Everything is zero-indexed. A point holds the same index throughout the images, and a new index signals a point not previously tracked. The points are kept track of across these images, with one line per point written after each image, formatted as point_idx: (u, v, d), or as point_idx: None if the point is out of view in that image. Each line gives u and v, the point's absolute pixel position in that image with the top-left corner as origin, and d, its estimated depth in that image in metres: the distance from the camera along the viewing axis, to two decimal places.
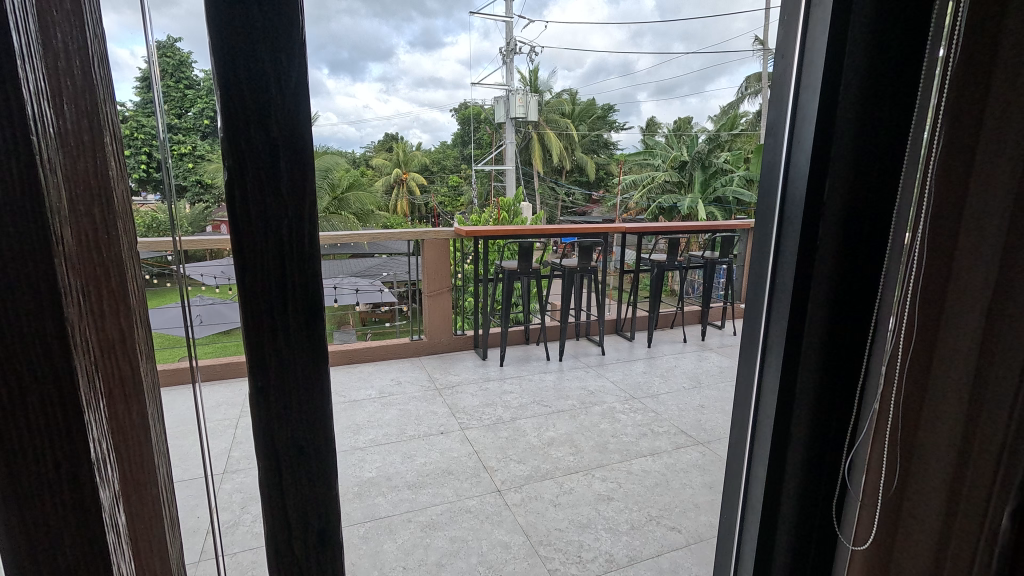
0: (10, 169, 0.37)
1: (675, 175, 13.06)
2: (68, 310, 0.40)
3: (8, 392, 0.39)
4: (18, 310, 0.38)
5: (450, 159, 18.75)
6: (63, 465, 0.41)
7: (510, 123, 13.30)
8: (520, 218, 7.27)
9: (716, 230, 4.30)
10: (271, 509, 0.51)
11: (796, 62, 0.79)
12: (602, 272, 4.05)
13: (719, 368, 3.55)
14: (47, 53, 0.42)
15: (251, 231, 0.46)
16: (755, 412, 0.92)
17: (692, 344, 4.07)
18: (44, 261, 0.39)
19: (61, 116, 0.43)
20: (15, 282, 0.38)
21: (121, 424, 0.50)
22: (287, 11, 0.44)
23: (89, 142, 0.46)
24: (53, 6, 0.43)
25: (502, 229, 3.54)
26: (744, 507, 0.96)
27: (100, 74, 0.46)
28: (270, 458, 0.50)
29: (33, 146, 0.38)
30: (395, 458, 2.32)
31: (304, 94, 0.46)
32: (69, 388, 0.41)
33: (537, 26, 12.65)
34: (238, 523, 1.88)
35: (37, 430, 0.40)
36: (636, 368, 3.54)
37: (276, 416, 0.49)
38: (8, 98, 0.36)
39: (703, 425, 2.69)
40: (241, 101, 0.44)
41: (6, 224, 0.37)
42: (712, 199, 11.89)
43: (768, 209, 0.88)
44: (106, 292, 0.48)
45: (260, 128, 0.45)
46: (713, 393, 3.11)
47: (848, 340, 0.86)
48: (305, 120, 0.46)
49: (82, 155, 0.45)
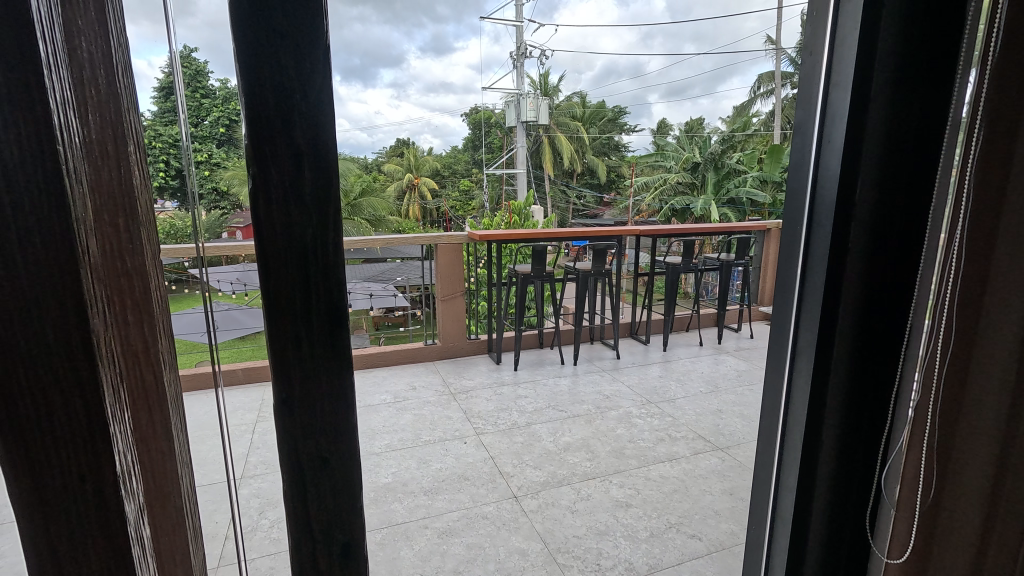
0: (34, 178, 0.36)
1: (688, 176, 12.76)
2: (94, 321, 0.40)
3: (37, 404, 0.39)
4: (44, 322, 0.37)
5: (461, 163, 18.63)
6: (85, 478, 0.41)
7: (521, 127, 13.31)
8: (531, 221, 7.27)
9: (731, 231, 4.25)
10: (295, 518, 0.50)
11: (826, 60, 0.76)
12: (616, 276, 4.02)
13: (736, 372, 3.50)
14: (72, 63, 0.41)
15: (273, 238, 0.45)
16: (785, 421, 0.89)
17: (708, 347, 4.02)
18: (71, 274, 0.38)
19: (85, 124, 0.42)
20: (39, 296, 0.37)
21: (144, 434, 0.50)
22: (311, 13, 0.44)
23: (113, 151, 0.46)
24: (77, 13, 0.42)
25: (515, 232, 3.54)
26: (773, 519, 0.93)
27: (122, 82, 0.46)
28: (294, 470, 0.49)
29: (59, 154, 0.37)
30: (411, 463, 2.32)
31: (327, 100, 0.45)
32: (95, 402, 0.40)
33: (547, 30, 12.68)
34: (255, 529, 1.88)
35: (64, 444, 0.40)
36: (651, 373, 3.50)
37: (301, 428, 0.48)
38: (35, 102, 0.35)
39: (721, 430, 2.65)
40: (265, 108, 0.43)
41: (31, 236, 0.36)
42: (725, 199, 11.59)
43: (796, 212, 0.86)
44: (128, 301, 0.47)
45: (284, 134, 0.44)
46: (730, 398, 3.07)
47: (880, 345, 0.83)
48: (328, 122, 0.46)
49: (106, 163, 0.45)
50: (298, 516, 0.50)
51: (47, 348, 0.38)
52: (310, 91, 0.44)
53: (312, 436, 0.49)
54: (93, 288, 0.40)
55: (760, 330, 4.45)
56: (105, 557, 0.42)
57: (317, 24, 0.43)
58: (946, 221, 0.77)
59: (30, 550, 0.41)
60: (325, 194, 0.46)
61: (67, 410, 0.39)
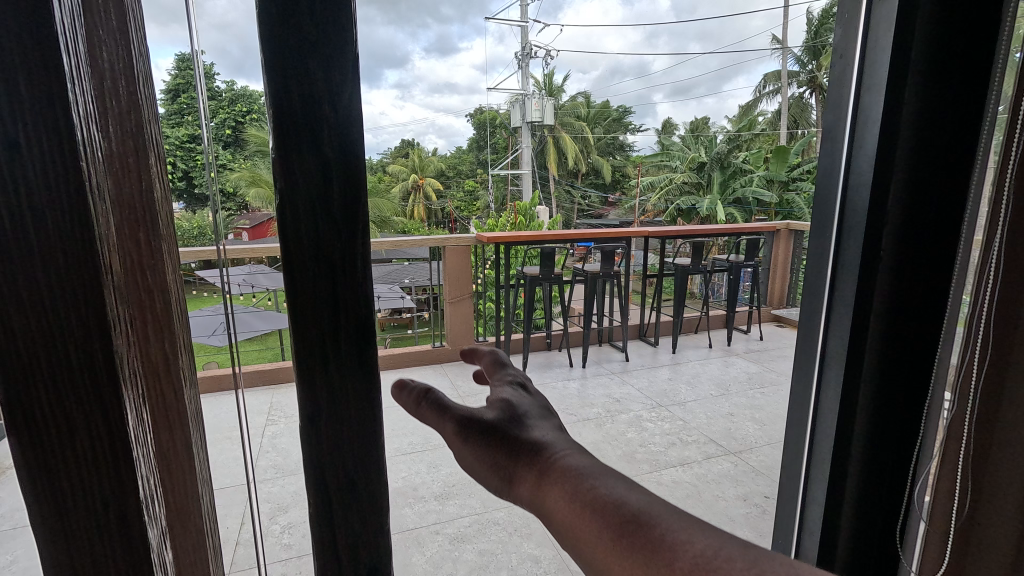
0: (63, 192, 0.35)
1: (693, 176, 12.91)
2: (118, 341, 0.39)
3: (59, 426, 0.38)
4: (70, 342, 0.36)
5: (466, 164, 18.37)
6: (109, 501, 0.40)
7: (526, 127, 13.31)
8: (537, 222, 7.24)
9: (741, 232, 4.22)
10: (320, 540, 0.49)
11: (859, 59, 0.77)
12: (625, 277, 4.00)
13: (746, 374, 3.46)
14: (94, 73, 0.40)
15: (296, 248, 0.43)
16: (814, 421, 0.89)
17: (717, 349, 3.99)
18: (97, 293, 0.37)
19: (109, 136, 0.41)
20: (65, 315, 0.36)
21: (166, 454, 0.48)
22: (338, 18, 0.42)
23: (135, 164, 0.44)
24: (100, 24, 0.41)
25: (524, 234, 3.53)
26: (801, 519, 0.93)
27: (144, 93, 0.45)
28: (317, 490, 0.48)
29: (82, 170, 0.36)
30: (421, 467, 2.31)
31: (355, 107, 0.44)
32: (118, 426, 0.39)
33: (553, 30, 12.69)
34: (267, 533, 1.88)
35: (91, 465, 0.39)
36: (661, 375, 3.47)
37: (328, 447, 0.47)
38: (59, 114, 0.34)
39: (732, 434, 2.62)
40: (291, 115, 0.42)
41: (56, 256, 0.36)
42: (731, 199, 11.42)
43: (827, 214, 0.86)
44: (151, 318, 0.46)
45: (310, 144, 0.42)
46: (741, 401, 3.03)
47: (912, 349, 0.81)
48: (355, 130, 0.44)
49: (129, 177, 0.44)
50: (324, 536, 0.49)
51: (71, 369, 0.37)
52: (339, 96, 0.43)
53: (338, 453, 0.47)
54: (117, 306, 0.39)
55: (771, 332, 4.40)
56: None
57: (344, 24, 0.42)
58: (983, 227, 0.76)
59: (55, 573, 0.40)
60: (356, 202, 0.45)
61: (94, 433, 0.38)
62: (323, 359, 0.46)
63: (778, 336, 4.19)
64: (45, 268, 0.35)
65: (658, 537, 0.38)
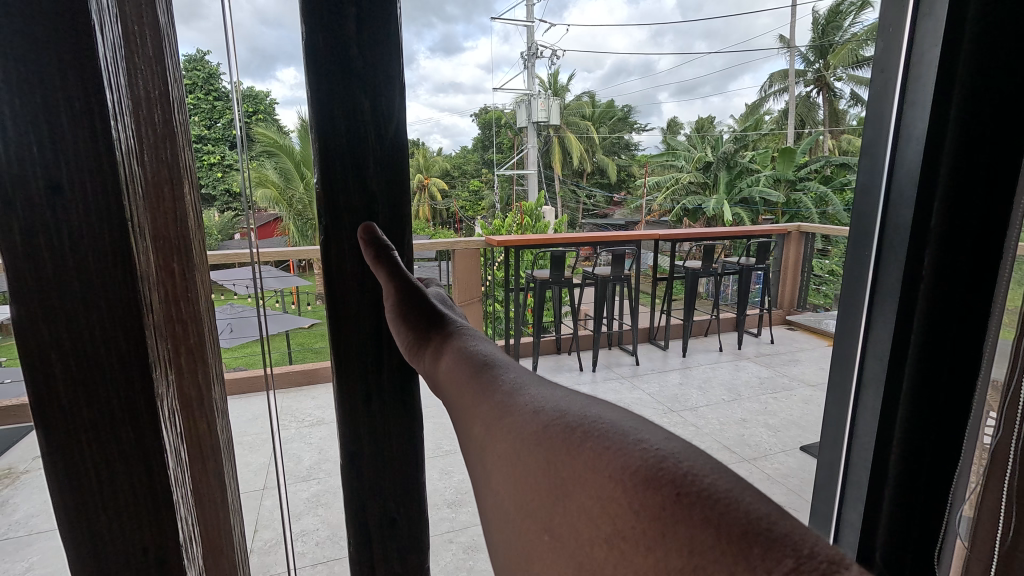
0: (102, 224, 0.34)
1: (700, 176, 12.90)
2: (159, 381, 0.38)
3: (93, 468, 0.36)
4: (111, 377, 0.35)
5: (471, 163, 18.07)
6: (150, 547, 0.38)
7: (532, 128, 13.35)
8: (543, 223, 7.18)
9: (751, 234, 4.18)
10: (352, 488, 0.63)
11: (901, 114, 1.06)
12: (635, 280, 3.97)
13: (759, 379, 3.43)
14: (132, 101, 0.39)
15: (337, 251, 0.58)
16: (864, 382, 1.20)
17: (728, 353, 3.96)
18: (136, 328, 0.36)
19: (144, 164, 0.40)
20: (104, 351, 0.35)
21: (202, 489, 0.47)
22: (381, 74, 0.56)
23: (169, 193, 0.43)
24: (137, 49, 0.40)
25: (534, 238, 3.51)
26: (851, 458, 1.24)
27: (178, 119, 0.44)
28: (352, 449, 0.62)
29: (122, 202, 0.34)
30: (433, 474, 2.30)
31: (396, 141, 0.58)
32: (158, 468, 0.38)
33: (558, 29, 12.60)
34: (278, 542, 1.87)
35: (124, 504, 0.37)
36: (671, 379, 3.45)
37: (361, 410, 0.61)
38: (98, 137, 0.33)
39: (746, 440, 2.60)
40: (337, 147, 0.55)
41: (95, 295, 0.34)
42: (738, 198, 11.23)
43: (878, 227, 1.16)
44: (183, 349, 0.45)
45: (355, 172, 0.57)
46: (754, 406, 3.00)
47: (953, 336, 1.03)
48: (396, 158, 0.58)
49: (164, 207, 0.43)
50: (357, 510, 0.63)
51: (120, 413, 0.36)
52: (386, 133, 0.57)
53: (370, 430, 0.62)
54: (157, 344, 0.38)
55: (781, 335, 4.37)
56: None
57: (387, 76, 0.56)
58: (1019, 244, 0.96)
59: None
60: (375, 220, 0.59)
61: (132, 470, 0.37)
62: (370, 335, 0.60)
63: (789, 339, 4.15)
64: (99, 313, 0.35)
65: (494, 381, 0.44)
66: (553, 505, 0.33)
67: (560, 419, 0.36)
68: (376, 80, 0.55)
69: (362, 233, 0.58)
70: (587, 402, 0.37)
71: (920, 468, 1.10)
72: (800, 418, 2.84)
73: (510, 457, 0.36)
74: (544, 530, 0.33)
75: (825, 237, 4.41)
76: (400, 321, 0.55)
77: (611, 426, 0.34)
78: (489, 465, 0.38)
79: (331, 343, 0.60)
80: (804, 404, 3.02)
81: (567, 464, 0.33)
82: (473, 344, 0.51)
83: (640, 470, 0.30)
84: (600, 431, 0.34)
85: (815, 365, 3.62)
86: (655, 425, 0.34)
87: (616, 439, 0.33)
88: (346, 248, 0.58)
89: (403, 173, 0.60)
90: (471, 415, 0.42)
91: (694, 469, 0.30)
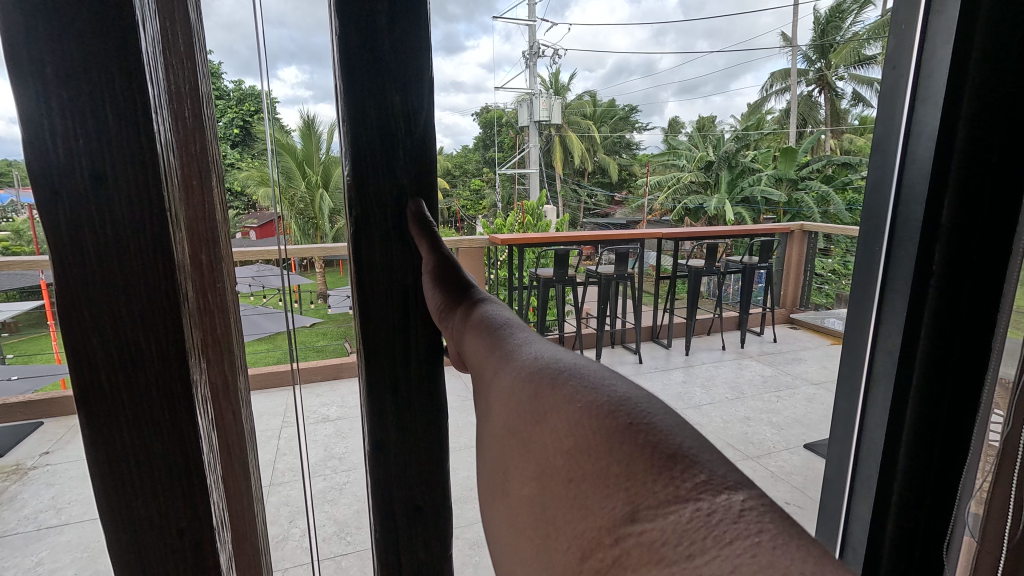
0: (147, 219, 0.39)
1: (701, 176, 13.35)
2: (193, 366, 0.42)
3: (136, 446, 0.41)
4: (151, 357, 0.40)
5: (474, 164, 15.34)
6: (186, 528, 0.43)
7: (534, 127, 13.88)
8: (545, 222, 7.21)
9: (754, 233, 4.19)
10: (377, 484, 0.64)
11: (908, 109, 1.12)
12: (638, 279, 3.98)
13: (762, 378, 3.43)
14: (172, 104, 0.43)
15: (372, 249, 0.59)
16: (869, 377, 1.25)
17: (730, 352, 3.97)
18: (174, 314, 0.41)
19: (181, 162, 0.43)
20: (143, 335, 0.40)
21: (235, 488, 0.49)
22: (412, 65, 0.56)
23: (201, 188, 0.46)
24: (174, 57, 0.43)
25: (537, 236, 3.52)
26: (858, 453, 1.28)
27: (212, 123, 0.48)
28: (380, 448, 0.63)
29: (161, 200, 0.39)
30: None
31: (429, 134, 0.59)
32: (191, 450, 0.42)
33: (559, 29, 12.74)
34: (284, 539, 1.90)
35: (163, 482, 0.42)
36: (674, 378, 3.46)
37: (387, 408, 0.63)
38: (140, 139, 0.38)
39: (750, 438, 2.61)
40: (370, 142, 0.57)
41: (136, 278, 0.39)
42: (740, 199, 11.10)
43: (879, 223, 1.23)
44: (215, 342, 0.46)
45: (387, 168, 0.58)
46: (757, 404, 3.01)
47: (962, 330, 1.09)
48: (429, 149, 0.60)
49: (199, 205, 0.45)
50: (383, 497, 0.64)
51: (156, 403, 0.41)
52: (416, 128, 0.58)
53: (399, 420, 0.63)
54: (194, 336, 0.43)
55: (784, 334, 4.37)
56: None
57: (420, 71, 0.57)
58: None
59: None
60: (425, 196, 0.60)
61: (170, 447, 0.41)
62: (396, 325, 0.61)
63: (792, 338, 4.15)
64: (129, 317, 0.40)
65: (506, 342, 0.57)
66: (530, 438, 0.46)
67: (549, 365, 0.50)
68: (408, 84, 0.57)
69: (412, 212, 0.59)
70: (572, 359, 0.51)
71: (930, 462, 1.16)
72: (803, 417, 2.85)
73: (503, 394, 0.50)
74: (521, 440, 0.46)
75: (829, 236, 4.41)
76: (436, 287, 0.61)
77: (582, 383, 0.47)
78: (498, 408, 0.50)
79: (359, 337, 0.61)
80: (808, 403, 3.02)
81: (544, 401, 0.46)
82: (486, 315, 0.64)
83: (629, 421, 0.42)
84: (577, 377, 0.47)
85: (818, 364, 3.62)
86: (628, 381, 0.47)
87: (589, 383, 0.46)
88: (386, 225, 0.59)
89: (431, 169, 0.62)
90: (485, 366, 0.55)
91: (652, 423, 0.42)
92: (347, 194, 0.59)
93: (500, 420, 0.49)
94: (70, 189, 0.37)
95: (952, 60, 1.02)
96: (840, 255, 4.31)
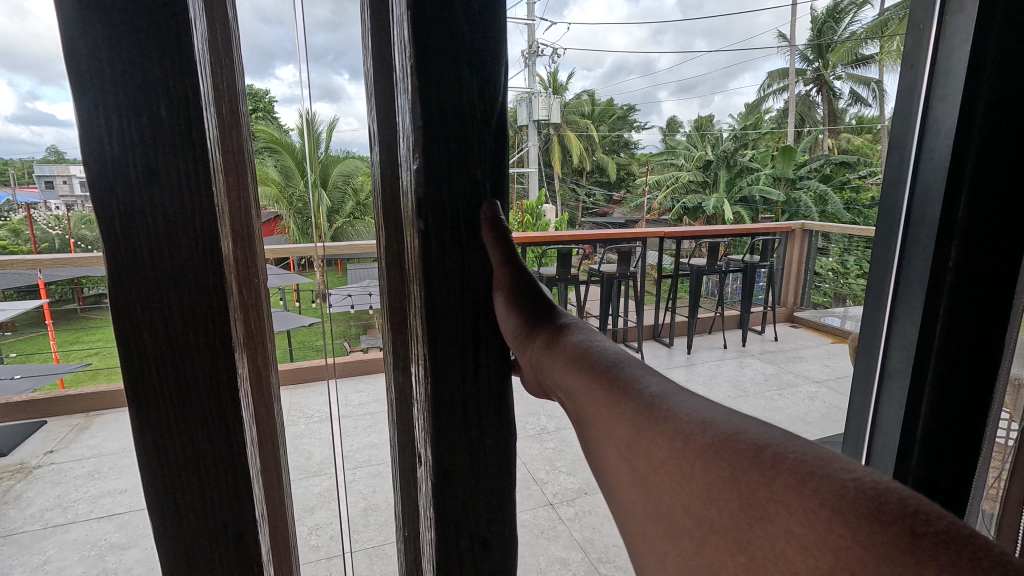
0: (196, 221, 0.47)
1: (699, 175, 13.05)
2: (235, 351, 0.50)
3: (186, 418, 0.48)
4: (203, 339, 0.48)
5: None
6: (228, 493, 0.51)
7: (534, 126, 13.64)
8: (543, 222, 7.30)
9: (755, 232, 4.24)
10: (440, 489, 0.65)
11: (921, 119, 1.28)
12: (641, 277, 4.00)
13: (764, 376, 3.45)
14: (220, 119, 0.50)
15: (439, 247, 0.61)
16: (884, 365, 1.41)
17: (732, 350, 3.99)
18: (219, 304, 0.48)
19: (225, 169, 0.50)
20: (194, 321, 0.47)
21: (272, 462, 0.57)
22: (490, 67, 0.59)
23: (241, 191, 0.53)
24: (222, 78, 0.51)
25: (540, 235, 3.53)
26: (872, 436, 1.45)
27: (249, 136, 0.56)
28: (441, 451, 0.64)
29: (210, 204, 0.47)
30: None
31: (497, 132, 0.62)
32: (232, 421, 0.50)
33: (559, 29, 12.96)
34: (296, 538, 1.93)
35: (206, 451, 0.49)
36: (677, 376, 3.48)
37: (456, 408, 0.64)
38: (195, 150, 0.46)
39: None
40: (447, 137, 0.59)
41: (188, 271, 0.47)
42: (738, 198, 11.44)
43: (895, 224, 1.40)
44: (254, 335, 0.54)
45: (462, 167, 0.61)
46: (760, 403, 3.03)
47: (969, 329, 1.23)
48: (501, 149, 0.63)
49: (240, 209, 0.53)
50: (442, 512, 0.65)
51: (197, 394, 0.49)
52: (489, 124, 0.61)
53: (466, 424, 0.65)
54: (238, 323, 0.50)
55: (785, 333, 4.40)
56: (213, 559, 0.51)
57: (496, 60, 0.60)
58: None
59: (165, 545, 0.50)
60: (499, 201, 0.64)
61: (214, 419, 0.49)
62: (468, 325, 0.64)
63: (793, 337, 4.19)
64: (174, 319, 0.47)
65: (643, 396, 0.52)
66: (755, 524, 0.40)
67: (740, 433, 0.44)
68: (486, 63, 0.58)
69: (486, 216, 0.62)
70: (740, 415, 0.47)
71: (945, 449, 1.28)
72: (806, 415, 2.88)
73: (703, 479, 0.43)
74: (738, 547, 0.40)
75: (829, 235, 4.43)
76: (513, 307, 0.63)
77: (803, 453, 0.41)
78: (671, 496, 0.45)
79: (429, 336, 0.63)
80: (810, 400, 3.05)
81: (760, 481, 0.40)
82: (587, 344, 0.62)
83: (882, 500, 0.37)
84: (790, 453, 0.41)
85: (820, 362, 3.65)
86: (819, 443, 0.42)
87: (810, 459, 0.41)
88: (460, 223, 0.61)
89: (501, 168, 0.64)
90: (614, 432, 0.51)
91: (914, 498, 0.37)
92: (418, 196, 0.60)
93: (684, 504, 0.44)
94: (125, 206, 0.45)
95: (963, 75, 1.18)
96: (838, 253, 4.31)
